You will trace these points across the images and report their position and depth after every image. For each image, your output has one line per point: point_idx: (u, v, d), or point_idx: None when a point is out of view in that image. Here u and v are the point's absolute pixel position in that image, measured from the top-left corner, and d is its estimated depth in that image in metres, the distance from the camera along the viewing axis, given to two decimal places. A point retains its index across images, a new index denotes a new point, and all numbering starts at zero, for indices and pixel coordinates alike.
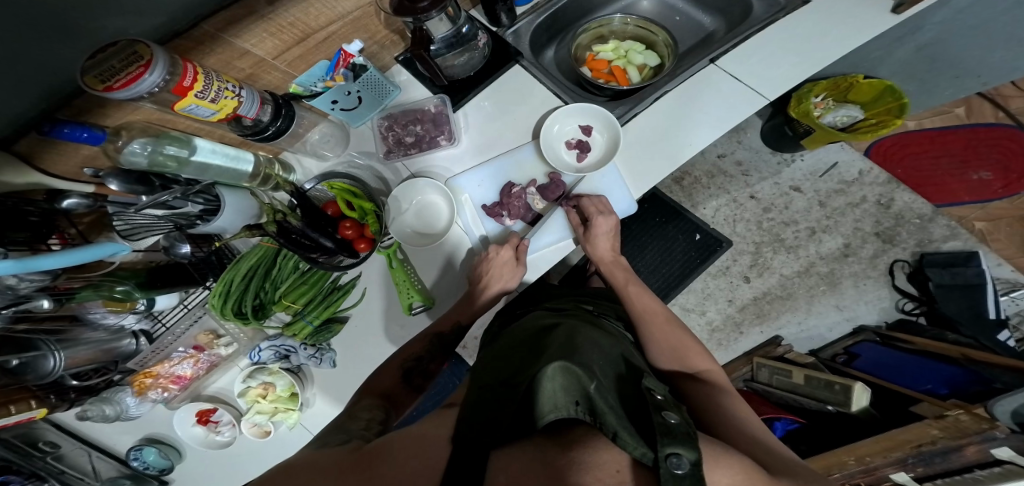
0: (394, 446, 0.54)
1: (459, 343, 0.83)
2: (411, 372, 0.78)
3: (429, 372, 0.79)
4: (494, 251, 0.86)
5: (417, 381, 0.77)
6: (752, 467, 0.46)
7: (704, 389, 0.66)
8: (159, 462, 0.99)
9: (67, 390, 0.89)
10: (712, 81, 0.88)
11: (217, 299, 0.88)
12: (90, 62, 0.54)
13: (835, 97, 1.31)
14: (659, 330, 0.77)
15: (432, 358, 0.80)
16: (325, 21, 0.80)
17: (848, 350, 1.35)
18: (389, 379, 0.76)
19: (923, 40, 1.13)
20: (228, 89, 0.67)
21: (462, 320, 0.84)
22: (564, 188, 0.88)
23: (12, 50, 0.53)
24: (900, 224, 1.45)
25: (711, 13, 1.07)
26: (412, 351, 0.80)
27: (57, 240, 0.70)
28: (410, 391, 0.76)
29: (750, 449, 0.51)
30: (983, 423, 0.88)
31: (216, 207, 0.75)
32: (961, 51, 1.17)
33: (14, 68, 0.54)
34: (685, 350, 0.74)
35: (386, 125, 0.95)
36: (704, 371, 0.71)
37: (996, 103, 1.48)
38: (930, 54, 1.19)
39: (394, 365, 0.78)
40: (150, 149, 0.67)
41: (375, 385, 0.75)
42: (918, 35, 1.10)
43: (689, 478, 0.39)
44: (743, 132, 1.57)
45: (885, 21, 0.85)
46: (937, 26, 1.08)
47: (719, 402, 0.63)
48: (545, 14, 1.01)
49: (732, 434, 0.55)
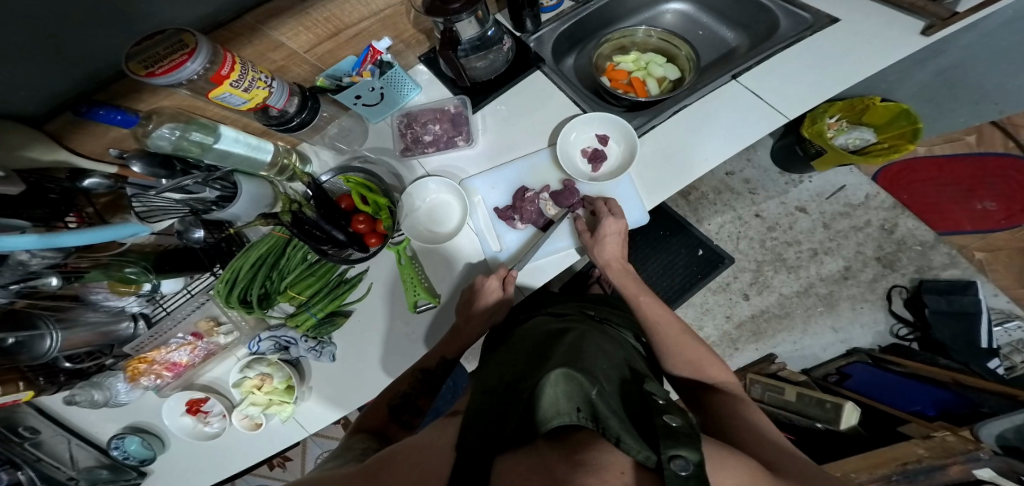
0: (399, 455, 0.54)
1: (446, 377, 0.82)
2: (399, 409, 0.77)
3: (418, 408, 0.78)
4: (483, 278, 0.84)
5: (407, 418, 0.76)
6: (758, 470, 0.46)
7: (724, 401, 0.67)
8: (141, 453, 0.96)
9: (58, 373, 0.87)
10: (733, 97, 0.89)
11: (223, 285, 0.88)
12: (135, 50, 0.55)
13: (849, 118, 1.33)
14: (675, 340, 0.74)
15: (420, 394, 0.80)
16: (357, 17, 0.81)
17: (840, 370, 1.35)
18: (379, 416, 0.76)
19: (932, 69, 1.17)
20: (261, 80, 0.67)
21: (447, 355, 0.83)
22: (577, 195, 0.88)
23: (57, 31, 0.54)
24: (901, 250, 1.47)
25: (734, 30, 1.09)
26: (398, 389, 0.80)
27: (73, 218, 0.68)
28: (400, 428, 0.75)
29: (762, 456, 0.52)
30: (969, 445, 0.92)
31: (231, 195, 0.74)
32: (978, 78, 1.19)
33: (56, 50, 0.55)
34: (701, 361, 0.73)
35: (405, 122, 0.96)
36: (721, 383, 0.71)
37: (1007, 132, 1.50)
38: (950, 77, 1.20)
39: (382, 402, 0.77)
40: (178, 134, 0.69)
41: (365, 422, 0.75)
42: (941, 57, 1.11)
43: (693, 479, 0.39)
44: (752, 151, 1.59)
45: (913, 41, 0.86)
46: (946, 58, 1.11)
47: (733, 414, 0.63)
48: (569, 22, 1.03)
49: (749, 445, 0.55)
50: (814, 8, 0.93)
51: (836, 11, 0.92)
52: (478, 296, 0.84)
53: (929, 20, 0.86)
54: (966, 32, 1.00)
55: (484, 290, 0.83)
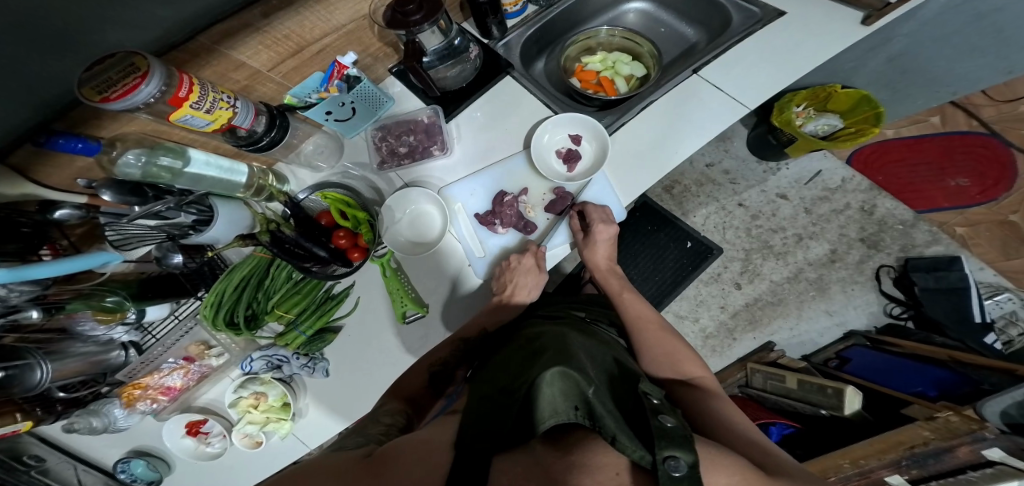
0: (405, 448, 0.54)
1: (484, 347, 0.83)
2: (437, 377, 0.78)
3: (455, 376, 0.78)
4: (517, 257, 0.87)
5: (443, 386, 0.77)
6: (748, 468, 0.46)
7: (696, 394, 0.67)
8: (147, 475, 0.96)
9: (54, 402, 0.86)
10: (696, 91, 0.90)
11: (209, 310, 0.88)
12: (88, 74, 0.55)
13: (814, 106, 1.34)
14: (652, 335, 0.78)
15: (457, 364, 0.80)
16: (319, 33, 0.82)
17: (839, 355, 1.36)
18: (418, 380, 0.77)
19: (892, 52, 1.16)
20: (223, 100, 0.68)
21: (488, 326, 0.84)
22: (569, 200, 0.89)
23: None
24: (883, 230, 1.48)
25: (693, 25, 1.10)
26: (438, 356, 0.80)
27: (48, 251, 0.69)
28: (434, 396, 0.75)
29: (749, 453, 0.52)
30: (973, 424, 0.89)
31: (208, 217, 0.76)
32: (927, 60, 1.21)
33: None
34: (677, 356, 0.75)
35: (380, 135, 0.96)
36: (697, 377, 0.72)
37: (968, 111, 1.55)
38: (901, 64, 1.23)
39: (422, 368, 0.78)
40: (145, 160, 0.68)
41: (403, 388, 0.76)
42: (889, 45, 1.13)
43: (686, 479, 0.40)
44: (729, 141, 1.61)
45: (856, 31, 0.87)
46: (904, 40, 1.10)
47: (710, 404, 0.64)
48: (535, 27, 1.04)
49: (729, 437, 0.55)
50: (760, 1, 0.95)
51: (782, 5, 0.93)
52: (513, 273, 0.86)
53: (866, 11, 0.89)
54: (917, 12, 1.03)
55: (520, 269, 0.86)
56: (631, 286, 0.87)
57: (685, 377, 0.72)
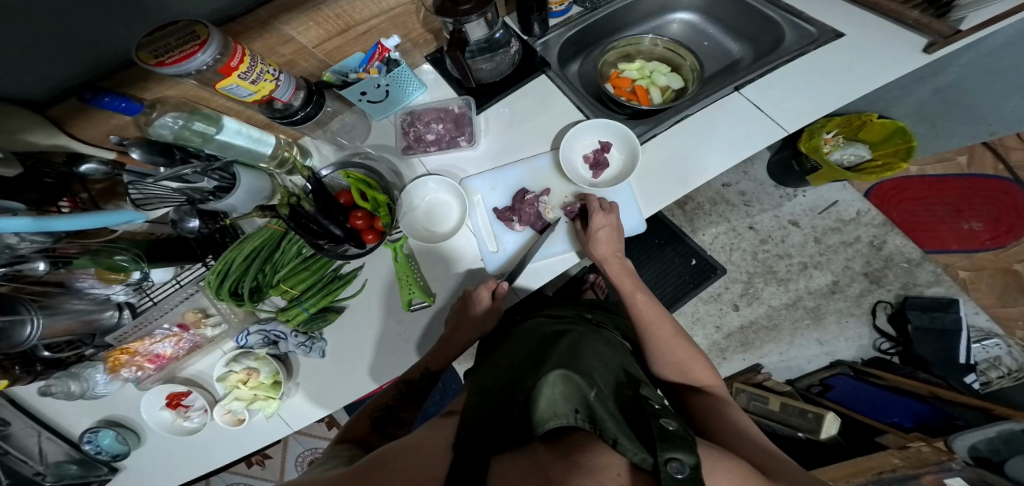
0: (393, 461, 0.52)
1: (430, 389, 0.82)
2: (382, 421, 0.76)
3: (401, 420, 0.78)
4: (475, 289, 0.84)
5: (390, 430, 0.76)
6: (751, 472, 0.47)
7: (707, 401, 0.67)
8: (114, 448, 0.93)
9: (36, 361, 0.85)
10: (734, 108, 0.91)
11: (214, 277, 0.86)
12: (147, 39, 0.56)
13: (845, 134, 1.36)
14: (664, 344, 0.75)
15: (403, 407, 0.80)
16: (368, 15, 0.81)
17: (823, 381, 1.35)
18: (362, 427, 0.75)
19: (941, 83, 1.20)
20: (269, 72, 0.67)
21: (431, 366, 0.83)
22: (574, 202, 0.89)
23: (74, 23, 0.54)
24: (889, 266, 1.51)
25: (740, 42, 1.11)
26: (382, 401, 0.80)
27: (67, 203, 0.69)
28: (382, 439, 0.74)
29: (750, 453, 0.54)
30: (943, 455, 0.95)
31: (230, 185, 0.74)
32: (975, 97, 1.23)
33: (69, 42, 0.56)
34: (687, 363, 0.74)
35: (408, 120, 0.95)
36: (709, 385, 0.72)
37: (998, 152, 1.44)
38: (948, 97, 1.26)
39: (365, 414, 0.77)
40: (180, 123, 0.69)
41: (348, 432, 0.74)
42: (936, 77, 1.18)
43: (689, 481, 0.40)
44: (749, 164, 1.62)
45: (915, 59, 0.88)
46: (960, 70, 1.15)
47: (719, 410, 0.64)
48: (577, 28, 1.04)
49: (740, 442, 0.56)
50: (818, 20, 0.95)
51: (840, 26, 0.94)
52: (469, 305, 0.84)
53: (933, 37, 0.88)
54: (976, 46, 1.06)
55: (475, 300, 0.83)
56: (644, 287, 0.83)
57: (697, 385, 0.72)
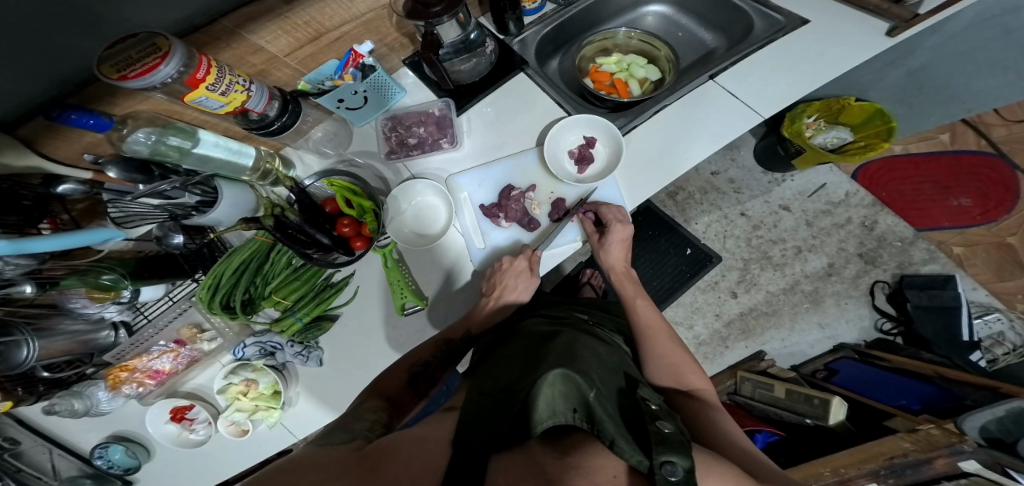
0: (396, 449, 0.51)
1: (466, 352, 0.81)
2: (417, 377, 0.75)
3: (435, 378, 0.76)
4: (511, 259, 0.85)
5: (423, 387, 0.74)
6: (743, 476, 0.48)
7: (696, 406, 0.67)
8: (125, 462, 0.94)
9: (37, 383, 0.83)
10: (710, 97, 0.91)
11: (204, 292, 0.85)
12: (109, 52, 0.55)
13: (826, 118, 1.35)
14: (660, 346, 0.76)
15: (439, 364, 0.78)
16: (338, 21, 0.81)
17: (827, 366, 1.37)
18: (397, 381, 0.73)
19: (913, 65, 1.20)
20: (239, 83, 0.68)
21: (473, 329, 0.82)
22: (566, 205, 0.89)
23: (33, 38, 0.55)
24: (882, 246, 1.50)
25: (713, 31, 1.10)
26: (420, 356, 0.77)
27: (48, 224, 0.70)
28: (415, 398, 0.73)
29: (743, 463, 0.54)
30: (953, 437, 0.91)
31: (212, 199, 0.75)
32: (949, 78, 1.23)
33: (32, 58, 0.57)
34: (682, 366, 0.74)
35: (390, 125, 0.96)
36: (696, 389, 0.72)
37: (978, 131, 1.55)
38: (920, 79, 1.26)
39: (401, 367, 0.75)
40: (154, 138, 0.69)
41: (381, 386, 0.72)
42: (911, 58, 1.17)
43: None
44: (736, 151, 1.61)
45: (880, 43, 0.88)
46: (926, 53, 1.14)
47: (710, 418, 0.64)
48: (552, 24, 1.04)
49: (732, 450, 0.57)
50: (786, 9, 0.95)
51: (806, 12, 0.94)
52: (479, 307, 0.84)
53: (894, 21, 0.88)
54: (937, 29, 1.05)
55: (512, 271, 0.84)
56: (645, 293, 0.85)
57: (684, 388, 0.72)
